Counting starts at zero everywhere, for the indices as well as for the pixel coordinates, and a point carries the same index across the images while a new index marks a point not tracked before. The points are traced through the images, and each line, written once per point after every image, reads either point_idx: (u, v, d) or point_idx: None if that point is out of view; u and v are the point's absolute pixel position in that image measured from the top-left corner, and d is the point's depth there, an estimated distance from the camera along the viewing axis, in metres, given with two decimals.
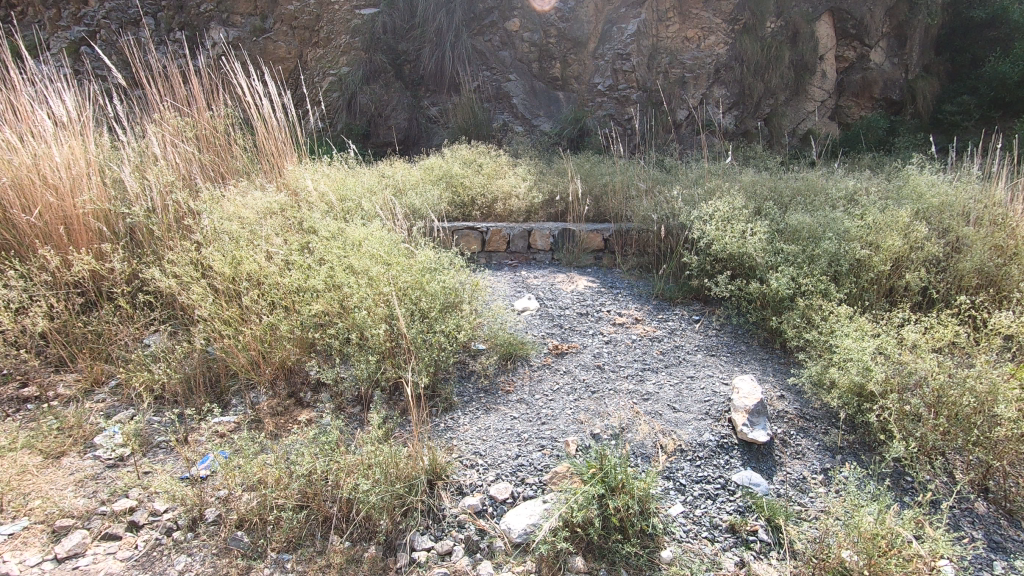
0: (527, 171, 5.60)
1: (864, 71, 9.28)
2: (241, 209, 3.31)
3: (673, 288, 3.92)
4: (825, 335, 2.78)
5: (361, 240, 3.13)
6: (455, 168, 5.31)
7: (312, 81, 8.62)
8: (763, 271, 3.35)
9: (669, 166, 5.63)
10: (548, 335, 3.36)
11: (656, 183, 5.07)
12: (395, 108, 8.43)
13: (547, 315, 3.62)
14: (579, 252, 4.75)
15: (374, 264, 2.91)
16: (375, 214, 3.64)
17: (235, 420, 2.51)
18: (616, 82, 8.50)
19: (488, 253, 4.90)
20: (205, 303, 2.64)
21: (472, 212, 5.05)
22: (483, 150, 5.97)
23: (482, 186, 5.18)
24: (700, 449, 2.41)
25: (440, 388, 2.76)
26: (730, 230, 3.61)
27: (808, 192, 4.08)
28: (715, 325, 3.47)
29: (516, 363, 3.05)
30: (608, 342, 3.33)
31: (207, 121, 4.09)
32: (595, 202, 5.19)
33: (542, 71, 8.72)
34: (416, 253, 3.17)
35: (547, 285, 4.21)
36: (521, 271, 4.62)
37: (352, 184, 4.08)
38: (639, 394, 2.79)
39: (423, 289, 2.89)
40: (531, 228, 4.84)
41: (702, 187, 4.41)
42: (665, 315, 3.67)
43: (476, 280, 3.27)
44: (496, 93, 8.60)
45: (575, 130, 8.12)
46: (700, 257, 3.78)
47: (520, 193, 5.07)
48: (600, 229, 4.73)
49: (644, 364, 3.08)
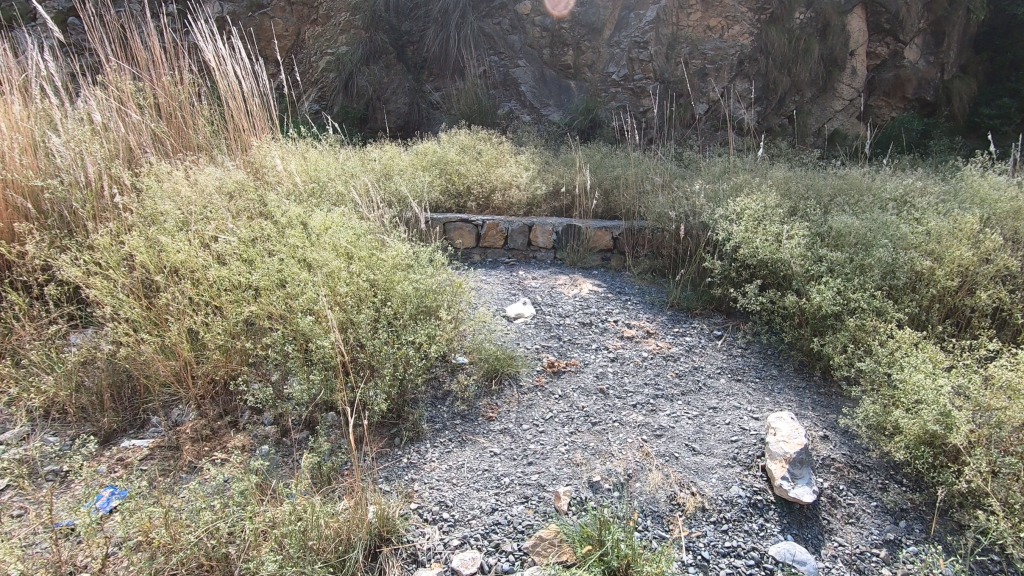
0: (530, 159, 5.08)
1: (897, 69, 8.67)
2: (188, 188, 2.83)
3: (691, 297, 3.41)
4: (884, 364, 2.26)
5: (323, 229, 2.63)
6: (451, 154, 4.80)
7: (308, 61, 8.12)
8: (802, 283, 2.83)
9: (688, 161, 5.10)
10: (543, 349, 2.84)
11: (674, 177, 4.54)
12: (395, 91, 7.93)
13: (544, 325, 3.10)
14: (585, 252, 4.25)
15: (333, 257, 2.40)
16: (348, 201, 3.15)
17: (149, 445, 2.07)
18: (632, 72, 7.94)
19: (483, 250, 4.42)
20: (120, 298, 2.15)
21: (468, 203, 4.55)
22: (484, 136, 5.44)
23: (479, 174, 4.67)
24: (725, 508, 1.90)
25: (406, 411, 2.27)
26: (763, 233, 3.08)
27: (852, 191, 3.52)
28: (739, 344, 2.96)
29: (502, 382, 2.54)
30: (613, 359, 2.81)
31: (166, 87, 3.59)
32: (605, 196, 4.66)
33: (553, 58, 8.18)
34: (389, 246, 2.66)
35: (546, 289, 3.69)
36: (519, 271, 4.12)
37: (327, 166, 3.58)
38: (650, 429, 2.28)
39: (391, 292, 2.39)
40: (532, 223, 4.34)
41: (727, 182, 3.87)
42: (681, 329, 3.16)
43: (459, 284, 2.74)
44: (503, 79, 8.07)
45: (587, 121, 7.57)
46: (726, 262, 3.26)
47: (521, 183, 4.56)
48: (610, 227, 4.22)
49: (656, 390, 2.57)
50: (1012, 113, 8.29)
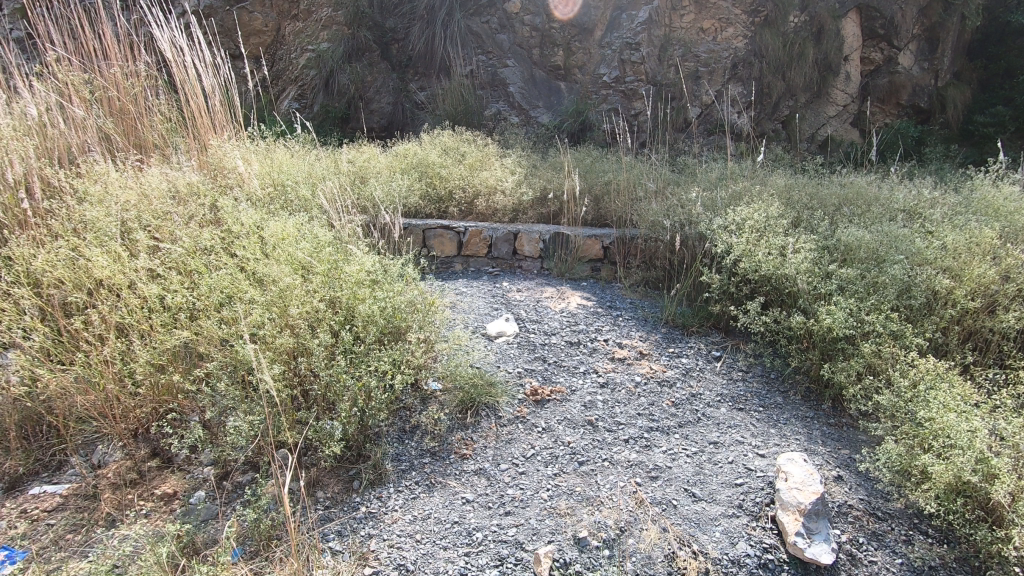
0: (516, 163, 4.81)
1: (891, 75, 8.52)
2: (130, 193, 2.53)
3: (686, 313, 3.17)
4: (905, 398, 2.02)
5: (279, 239, 2.34)
6: (432, 156, 4.52)
7: (289, 58, 7.81)
8: (808, 302, 2.59)
9: (682, 167, 4.86)
10: (526, 373, 2.57)
11: (667, 183, 4.30)
12: (379, 90, 7.64)
13: (528, 344, 2.83)
14: (573, 261, 4.01)
15: (287, 273, 2.11)
16: (314, 208, 2.88)
17: (63, 492, 1.79)
18: (624, 74, 7.70)
19: (465, 258, 4.16)
20: (31, 321, 1.85)
21: (449, 209, 4.28)
22: (468, 137, 5.17)
23: (462, 178, 4.40)
24: (731, 571, 1.65)
25: (367, 449, 2.00)
26: (765, 245, 2.84)
27: (858, 201, 3.29)
28: (740, 369, 2.71)
29: (479, 413, 2.26)
30: (603, 384, 2.55)
31: (116, 80, 3.28)
32: (595, 202, 4.41)
33: (543, 59, 7.94)
34: (354, 259, 2.38)
35: (531, 302, 3.42)
36: (502, 282, 3.86)
37: (293, 168, 3.29)
38: (644, 469, 2.02)
39: (353, 312, 2.12)
40: (518, 230, 4.09)
41: (725, 190, 3.63)
42: (676, 350, 2.91)
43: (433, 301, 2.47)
44: (491, 79, 7.80)
45: (577, 123, 7.32)
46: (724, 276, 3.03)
47: (506, 187, 4.29)
48: (600, 235, 3.98)
49: (651, 421, 2.31)
50: (1006, 121, 8.19)
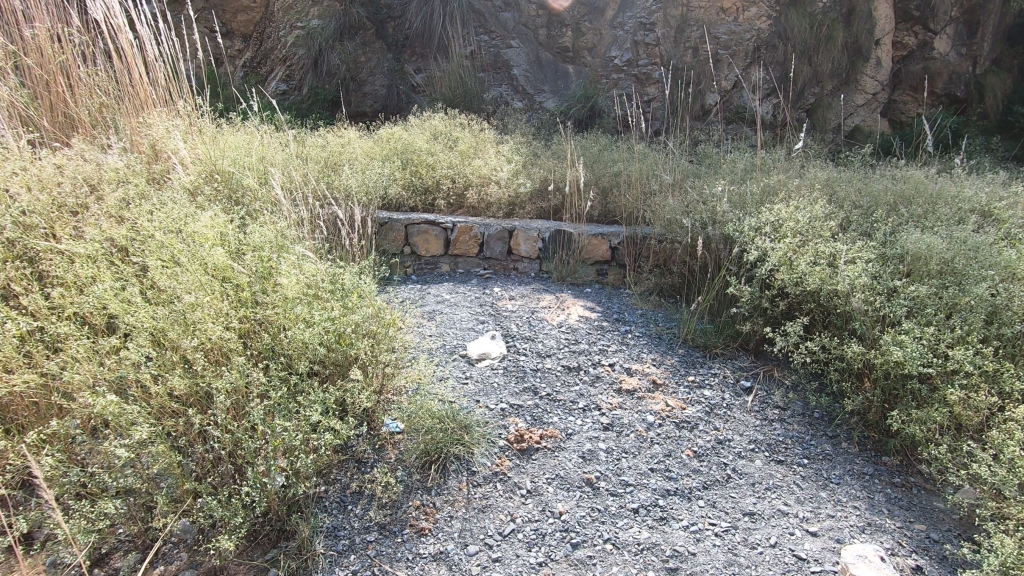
0: (515, 150, 4.28)
1: (926, 61, 7.83)
2: (23, 179, 2.04)
3: (708, 330, 2.67)
4: (1013, 469, 1.51)
5: (196, 240, 1.84)
6: (418, 141, 3.99)
7: (277, 36, 7.28)
8: (867, 327, 2.07)
9: (703, 157, 4.30)
10: (511, 411, 2.06)
11: (685, 175, 3.77)
12: (372, 71, 7.10)
13: (516, 369, 2.32)
14: (576, 264, 3.53)
15: (192, 287, 1.62)
16: (267, 202, 2.42)
17: None
18: (637, 56, 7.10)
19: (453, 258, 3.68)
20: None
21: (437, 201, 3.77)
22: (462, 121, 4.64)
23: (452, 166, 3.88)
24: None
25: (293, 524, 1.51)
26: (810, 253, 2.32)
27: (918, 200, 2.73)
28: (776, 408, 2.22)
29: (447, 468, 1.76)
30: (607, 427, 2.03)
31: (38, 47, 2.81)
32: (602, 196, 3.90)
33: (550, 39, 7.34)
34: (296, 267, 1.89)
35: (524, 314, 2.91)
36: (494, 286, 3.37)
37: (246, 151, 2.80)
38: (659, 558, 1.53)
39: (285, 338, 1.64)
40: (514, 227, 3.60)
41: (756, 183, 3.08)
42: (697, 378, 2.40)
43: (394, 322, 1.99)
44: (493, 61, 7.23)
45: (584, 109, 6.74)
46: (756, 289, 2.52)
47: (501, 178, 3.78)
48: (608, 234, 3.54)
49: (668, 481, 1.81)
50: None
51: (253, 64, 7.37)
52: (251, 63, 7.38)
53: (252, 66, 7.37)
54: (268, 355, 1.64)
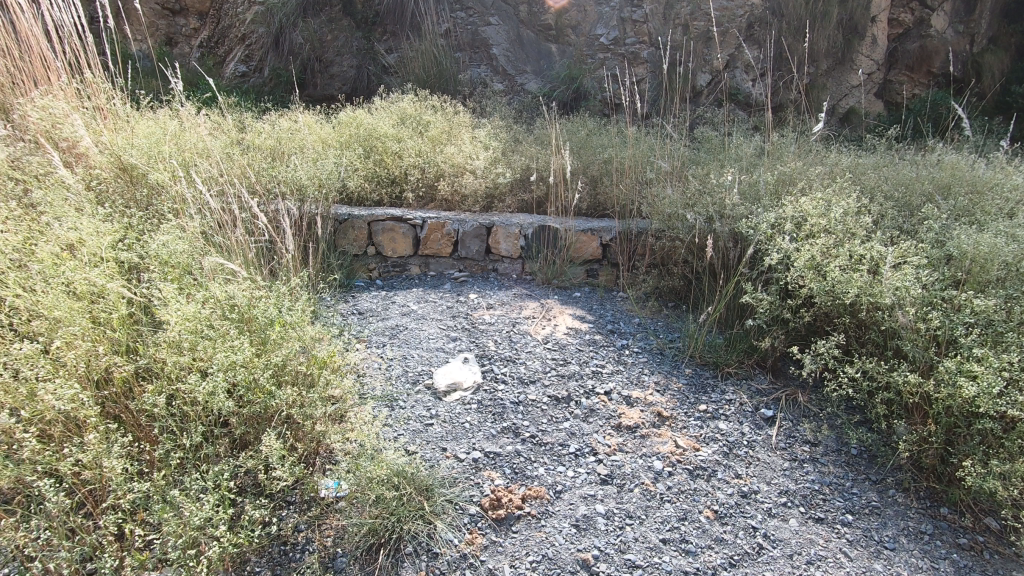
0: (494, 135, 3.84)
1: (922, 39, 7.43)
2: None
3: (718, 344, 2.31)
4: None
5: (65, 260, 1.41)
6: (383, 126, 3.53)
7: (235, 13, 6.71)
8: (919, 349, 1.71)
9: (701, 142, 3.88)
10: (487, 462, 1.65)
11: (684, 162, 3.36)
12: (339, 51, 6.55)
13: (492, 403, 1.91)
14: (564, 263, 3.13)
15: (37, 329, 1.21)
16: (182, 206, 1.99)
17: None
18: (624, 34, 6.61)
19: (424, 259, 3.25)
20: None
21: (405, 194, 3.32)
22: (434, 104, 4.17)
23: (421, 155, 3.43)
24: None
25: None
26: (843, 257, 1.95)
27: (959, 190, 2.35)
28: (804, 444, 1.86)
29: (401, 554, 1.35)
30: (606, 481, 1.64)
31: None
32: (592, 186, 3.50)
33: (531, 17, 6.75)
34: (206, 291, 1.48)
35: (503, 327, 2.51)
36: (470, 292, 2.95)
37: (152, 134, 2.34)
38: None
39: (177, 394, 1.23)
40: (492, 223, 3.18)
41: (768, 171, 2.67)
42: (710, 407, 2.02)
43: (336, 357, 1.59)
44: (470, 39, 6.71)
45: (569, 91, 6.27)
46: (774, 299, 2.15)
47: (477, 166, 3.34)
48: (599, 229, 3.18)
49: (684, 558, 1.43)
50: None
51: (210, 45, 6.79)
52: (208, 43, 6.80)
53: (209, 46, 6.79)
54: (155, 414, 1.23)
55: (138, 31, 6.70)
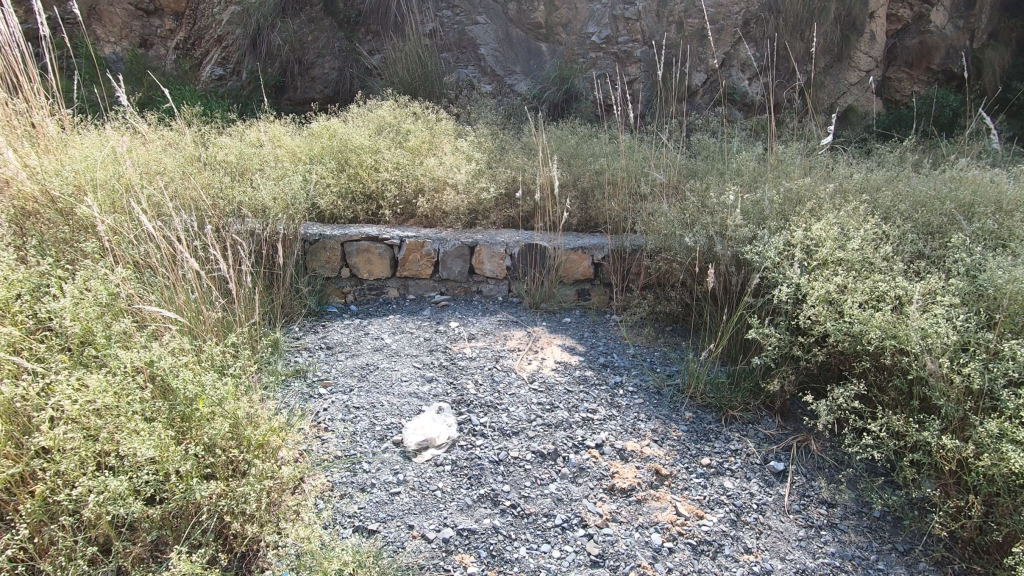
0: (479, 144, 3.60)
1: (922, 35, 7.07)
2: None
3: (722, 382, 2.10)
4: None
5: None
6: (358, 137, 3.29)
7: (211, 13, 6.43)
8: (951, 403, 1.51)
9: (699, 151, 3.64)
10: (460, 543, 1.44)
11: (680, 174, 3.13)
12: (321, 53, 6.29)
13: (468, 463, 1.69)
14: (553, 285, 2.92)
15: None
16: (114, 247, 1.81)
17: None
18: (616, 32, 6.34)
19: (402, 281, 3.02)
20: None
21: (381, 211, 3.09)
22: (416, 111, 3.93)
23: (399, 168, 3.20)
24: None
25: None
26: (861, 293, 1.76)
27: (984, 211, 2.14)
28: (820, 505, 1.65)
29: None
30: (598, 563, 1.43)
31: None
32: (583, 200, 3.27)
33: (520, 15, 6.48)
34: (117, 365, 1.30)
35: (485, 363, 2.28)
36: (451, 319, 2.73)
37: (91, 155, 2.13)
38: None
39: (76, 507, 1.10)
40: (475, 242, 2.96)
41: (773, 188, 2.45)
42: (713, 460, 1.81)
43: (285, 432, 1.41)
44: (457, 39, 6.45)
45: (560, 92, 6.02)
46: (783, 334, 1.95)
47: (459, 180, 3.10)
48: (590, 247, 2.96)
49: None
50: None
51: (187, 46, 6.52)
52: (184, 44, 6.52)
53: (185, 48, 6.51)
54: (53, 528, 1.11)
55: (111, 31, 6.42)
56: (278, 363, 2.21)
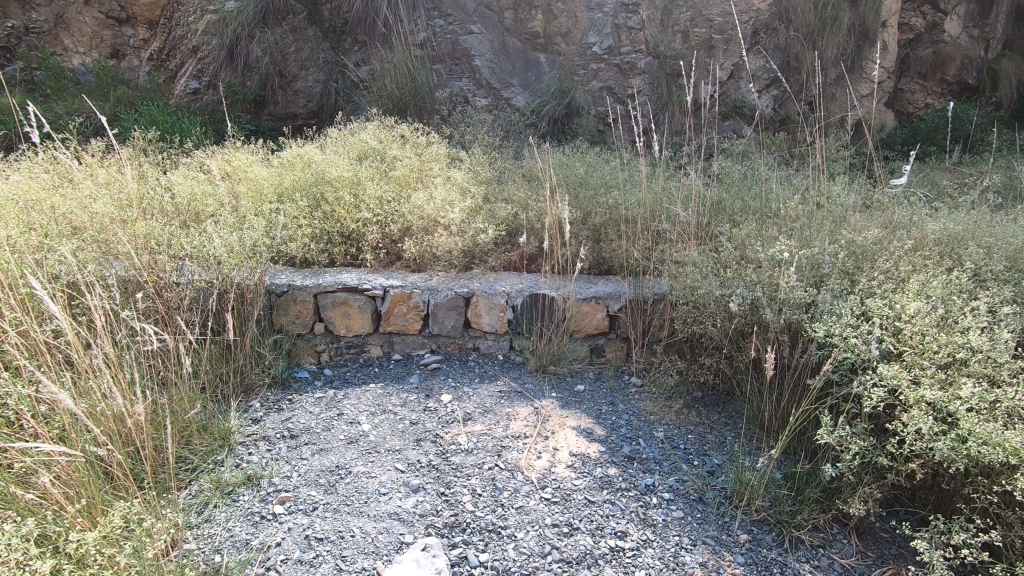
0: (475, 173, 3.19)
1: (936, 44, 6.33)
2: None
3: (784, 489, 1.69)
4: None
5: None
6: (335, 168, 2.87)
7: (185, 22, 5.98)
8: None
9: (723, 181, 3.21)
10: None
11: (705, 211, 2.72)
12: (304, 65, 5.83)
13: None
14: (563, 342, 2.49)
15: None
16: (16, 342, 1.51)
17: None
18: (618, 42, 5.91)
19: (386, 337, 2.58)
20: None
21: (362, 255, 2.66)
22: (406, 134, 3.52)
23: (383, 204, 2.78)
24: None
25: None
26: (980, 401, 1.38)
27: None
28: None
29: None
30: None
31: None
32: (594, 238, 2.85)
33: (517, 24, 6.06)
34: None
35: (486, 459, 1.86)
36: (444, 389, 2.30)
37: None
38: None
39: None
40: (471, 291, 2.53)
41: (829, 241, 2.04)
42: None
43: None
44: (451, 50, 5.99)
45: (560, 107, 5.61)
46: (865, 438, 1.56)
47: (452, 218, 2.67)
48: (605, 297, 2.53)
49: None
50: None
51: (160, 57, 6.07)
52: (157, 55, 6.08)
53: (159, 59, 6.07)
54: None
55: (80, 41, 5.99)
56: (225, 466, 1.77)
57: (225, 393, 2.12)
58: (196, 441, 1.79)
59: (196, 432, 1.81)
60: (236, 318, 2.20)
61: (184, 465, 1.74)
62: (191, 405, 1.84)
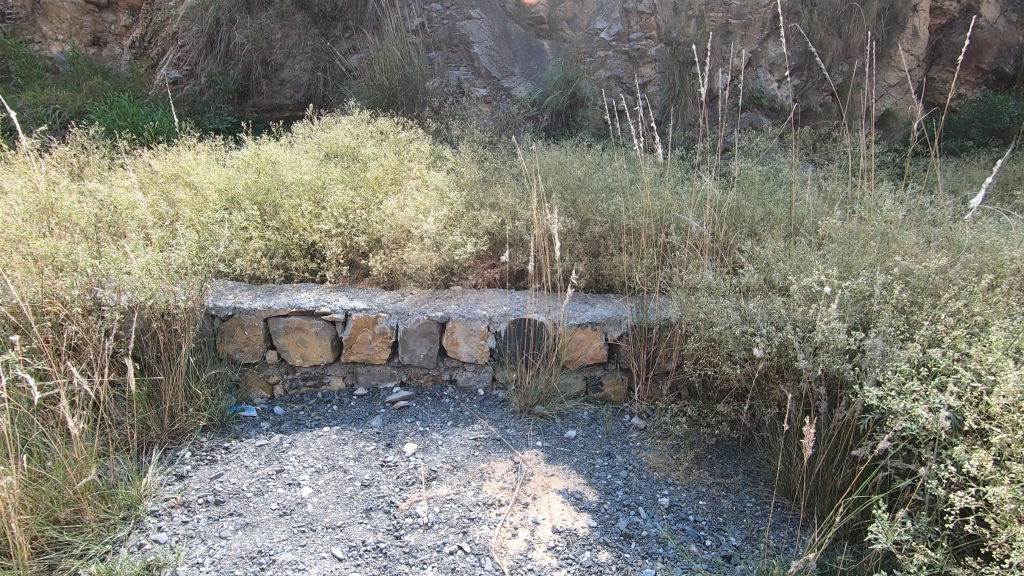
0: (459, 176, 2.82)
1: (971, 30, 5.71)
2: None
3: None
4: None
5: None
6: (297, 171, 2.52)
7: (167, 6, 5.61)
8: None
9: (742, 185, 2.81)
10: None
11: (719, 224, 2.34)
12: (291, 52, 5.46)
13: None
14: (554, 376, 2.12)
15: None
16: None
17: None
18: (628, 28, 5.47)
19: (349, 367, 2.22)
20: None
21: (322, 272, 2.31)
22: (386, 130, 3.15)
23: (348, 212, 2.42)
24: None
25: None
26: None
27: None
28: None
29: None
30: None
31: None
32: (592, 252, 2.48)
33: (519, 8, 5.61)
34: None
35: (448, 540, 1.51)
36: (411, 435, 1.94)
37: None
38: None
39: None
40: (447, 316, 2.16)
41: (875, 273, 1.64)
42: None
43: None
44: (448, 36, 5.57)
45: (563, 98, 5.21)
46: (937, 541, 1.18)
47: (427, 229, 2.30)
48: (603, 323, 2.16)
49: None
50: None
51: (142, 45, 5.72)
52: (139, 43, 5.73)
53: (141, 47, 5.72)
54: None
55: (58, 28, 5.66)
56: (123, 549, 1.43)
57: (146, 441, 1.80)
58: (87, 516, 1.46)
59: (90, 504, 1.48)
60: (161, 352, 1.86)
61: (68, 550, 1.41)
62: (86, 469, 1.51)
